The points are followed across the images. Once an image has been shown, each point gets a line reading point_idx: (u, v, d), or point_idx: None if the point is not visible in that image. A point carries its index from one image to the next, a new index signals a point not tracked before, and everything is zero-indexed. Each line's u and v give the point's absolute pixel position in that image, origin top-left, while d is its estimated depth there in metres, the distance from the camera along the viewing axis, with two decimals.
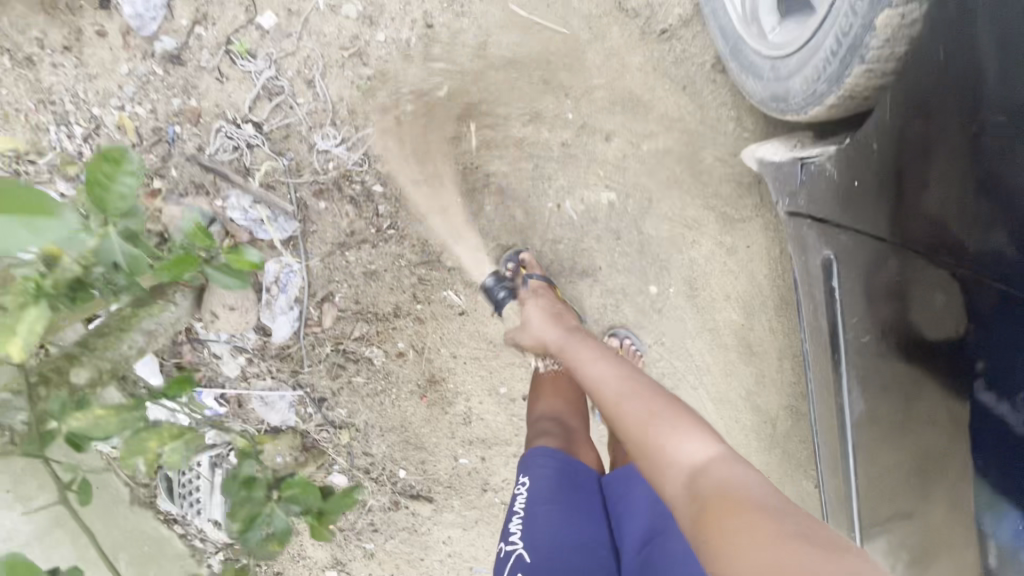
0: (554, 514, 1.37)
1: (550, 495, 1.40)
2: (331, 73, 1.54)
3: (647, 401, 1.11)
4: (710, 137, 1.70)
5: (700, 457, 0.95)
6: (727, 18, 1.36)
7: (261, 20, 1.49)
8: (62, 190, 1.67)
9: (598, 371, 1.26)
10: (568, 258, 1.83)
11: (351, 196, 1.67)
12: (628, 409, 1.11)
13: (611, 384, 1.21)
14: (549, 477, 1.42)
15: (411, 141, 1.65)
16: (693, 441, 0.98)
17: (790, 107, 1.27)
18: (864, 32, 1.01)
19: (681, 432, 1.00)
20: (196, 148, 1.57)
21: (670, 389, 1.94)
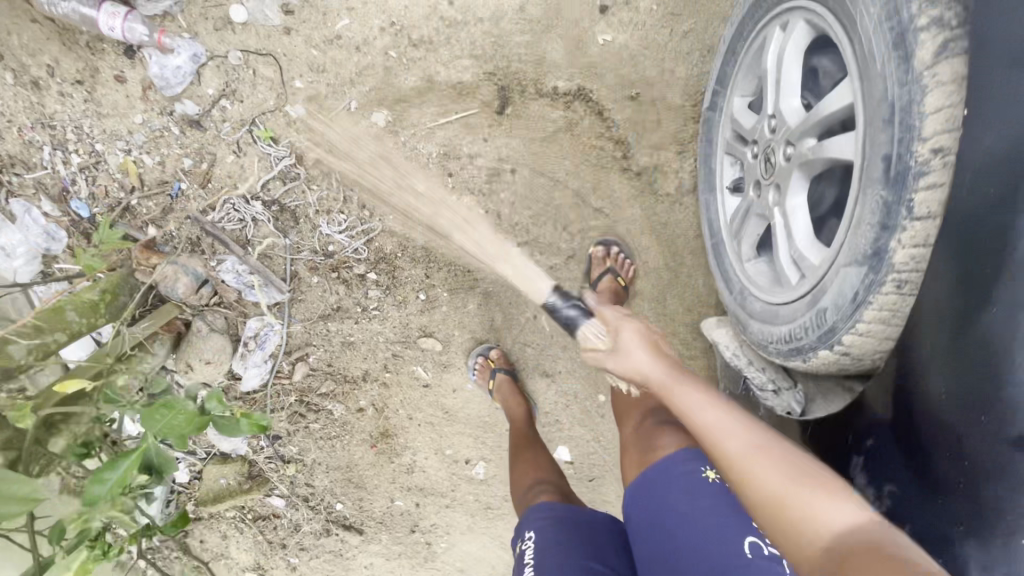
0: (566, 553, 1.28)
1: (558, 540, 1.31)
2: (348, 169, 1.60)
3: (748, 428, 0.92)
4: (685, 292, 1.79)
5: (845, 519, 0.78)
6: (718, 218, 1.48)
7: (290, 109, 1.53)
8: (47, 209, 1.65)
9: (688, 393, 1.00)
10: (533, 359, 2.00)
11: (344, 277, 1.75)
12: (724, 439, 0.91)
13: (709, 411, 0.96)
14: (552, 525, 1.35)
15: (411, 239, 1.73)
16: (821, 495, 0.81)
17: (747, 330, 1.31)
18: (811, 347, 1.00)
19: (810, 486, 0.83)
20: (199, 210, 1.60)
21: (599, 484, 2.14)
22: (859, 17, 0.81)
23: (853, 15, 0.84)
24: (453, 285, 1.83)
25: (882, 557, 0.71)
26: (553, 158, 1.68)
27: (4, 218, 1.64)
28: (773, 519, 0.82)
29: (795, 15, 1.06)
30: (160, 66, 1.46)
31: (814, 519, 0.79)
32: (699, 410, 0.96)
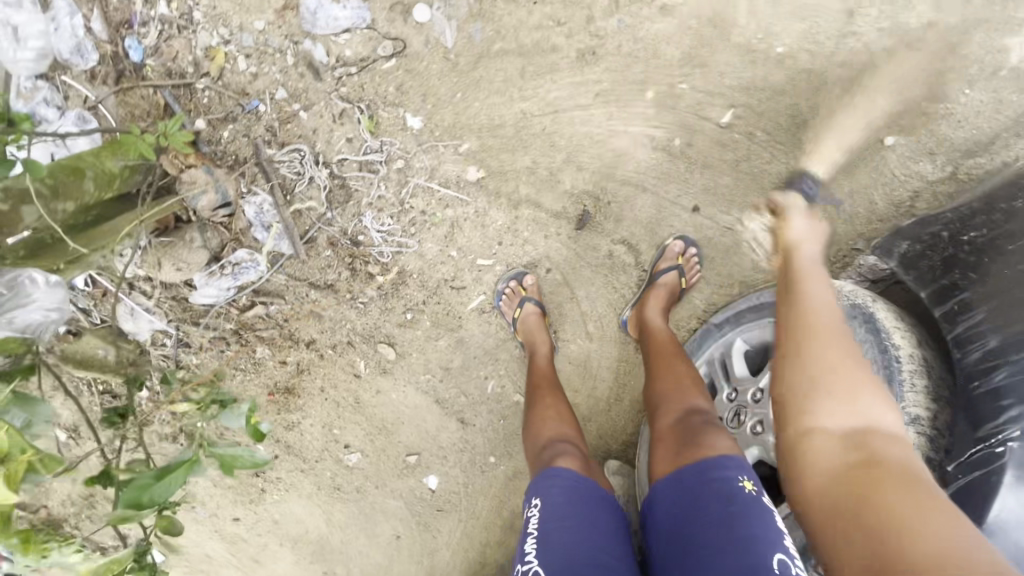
0: (565, 532, 1.29)
1: (563, 512, 1.34)
2: (420, 190, 1.63)
3: (847, 355, 0.99)
4: (612, 438, 2.00)
5: (846, 423, 0.93)
6: None
7: (408, 118, 1.54)
8: (91, 27, 1.45)
9: (819, 308, 1.06)
10: (461, 405, 2.17)
11: (353, 266, 1.75)
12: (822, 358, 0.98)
13: (829, 311, 1.06)
14: (560, 493, 1.39)
15: (430, 269, 1.79)
16: (844, 406, 0.94)
17: None
18: None
19: (855, 394, 0.94)
20: (264, 139, 1.53)
21: (443, 516, 2.39)
22: None
23: None
24: (438, 319, 1.92)
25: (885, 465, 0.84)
26: (580, 278, 1.85)
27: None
28: (803, 389, 0.98)
29: None
30: (317, 5, 1.44)
31: (837, 412, 0.94)
32: (819, 300, 1.08)
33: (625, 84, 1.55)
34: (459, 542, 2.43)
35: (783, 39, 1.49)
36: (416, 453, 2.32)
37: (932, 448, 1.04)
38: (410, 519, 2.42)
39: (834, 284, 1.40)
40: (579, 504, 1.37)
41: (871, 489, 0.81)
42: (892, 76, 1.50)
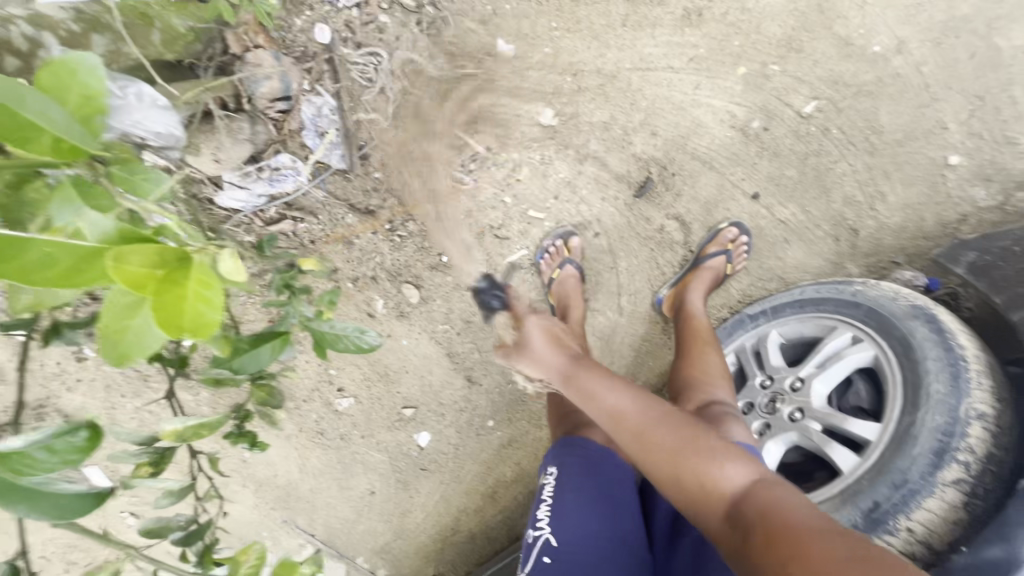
0: (580, 501, 1.21)
1: (580, 481, 1.25)
2: (491, 123, 1.59)
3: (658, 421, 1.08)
4: None
5: (729, 477, 0.98)
6: None
7: (500, 45, 1.54)
8: None
9: (611, 398, 1.15)
10: (472, 362, 2.04)
11: (400, 194, 1.65)
12: (660, 437, 1.06)
13: (639, 408, 1.12)
14: (579, 464, 1.28)
15: (480, 211, 1.71)
16: (692, 487, 1.00)
17: None
18: None
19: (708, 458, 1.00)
20: (343, 38, 1.46)
21: (425, 489, 2.18)
22: (923, 413, 1.13)
23: (918, 405, 1.15)
24: (472, 268, 1.83)
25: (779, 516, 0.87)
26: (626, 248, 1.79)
27: None
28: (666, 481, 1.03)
29: (868, 345, 1.39)
30: None
31: (703, 482, 0.99)
32: (623, 405, 1.14)
33: (718, 53, 1.55)
34: (436, 505, 2.20)
35: (881, 39, 1.53)
36: (413, 406, 2.10)
37: (995, 445, 1.06)
38: (390, 474, 2.17)
39: (891, 287, 1.44)
40: (597, 476, 1.27)
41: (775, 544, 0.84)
42: (970, 95, 1.55)
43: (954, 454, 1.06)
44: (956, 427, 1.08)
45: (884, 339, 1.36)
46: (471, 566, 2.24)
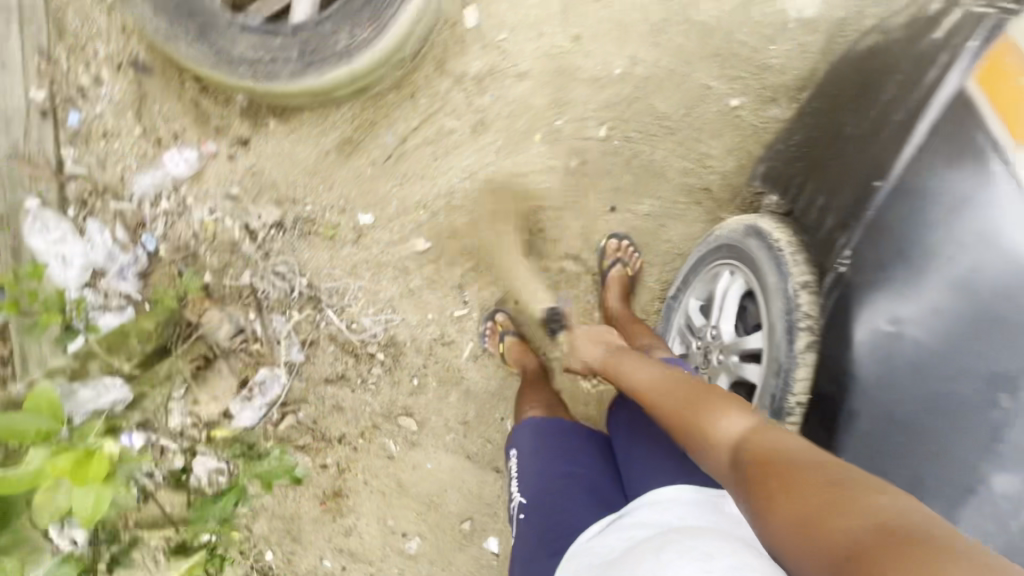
0: (537, 458, 1.33)
1: (533, 444, 1.38)
2: (390, 268, 1.99)
3: (692, 402, 1.13)
4: None
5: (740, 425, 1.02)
6: None
7: (360, 216, 1.94)
8: (116, 234, 1.87)
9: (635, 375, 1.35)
10: (492, 453, 2.17)
11: (355, 352, 2.04)
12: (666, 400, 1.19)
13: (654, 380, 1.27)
14: (532, 433, 1.41)
15: (419, 332, 2.06)
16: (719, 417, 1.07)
17: None
18: None
19: (714, 409, 1.07)
20: (263, 271, 1.93)
21: None
22: (771, 304, 1.30)
23: (767, 299, 1.33)
24: (443, 377, 2.10)
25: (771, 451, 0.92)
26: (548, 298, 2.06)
27: (71, 231, 1.84)
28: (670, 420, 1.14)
29: (738, 272, 1.59)
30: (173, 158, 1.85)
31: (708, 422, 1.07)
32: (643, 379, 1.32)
33: (517, 131, 1.92)
34: None
35: (618, 63, 1.89)
36: (469, 517, 2.18)
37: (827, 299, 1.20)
38: None
39: (731, 221, 1.68)
40: (547, 434, 1.38)
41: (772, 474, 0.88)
42: (712, 56, 1.88)
43: (795, 321, 1.21)
44: (791, 301, 1.24)
45: (741, 261, 1.57)
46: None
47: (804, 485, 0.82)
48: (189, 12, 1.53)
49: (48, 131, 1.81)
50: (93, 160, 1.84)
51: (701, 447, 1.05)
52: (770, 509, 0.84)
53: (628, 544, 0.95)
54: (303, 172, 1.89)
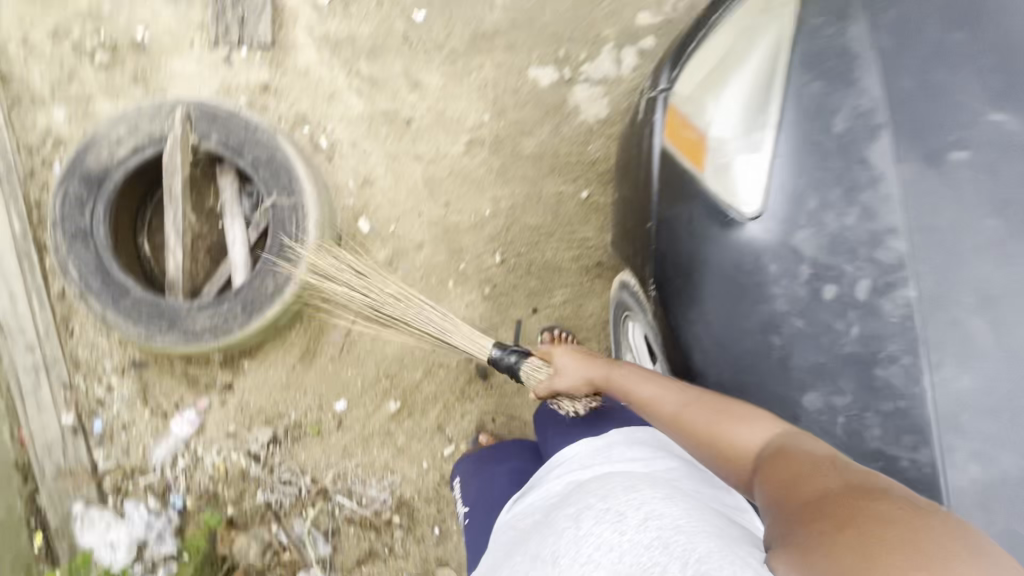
0: (473, 472, 1.53)
1: (471, 464, 1.58)
2: (376, 437, 2.27)
3: (721, 412, 1.05)
4: None
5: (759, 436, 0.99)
6: None
7: (336, 405, 2.26)
8: (151, 504, 2.20)
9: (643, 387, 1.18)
10: None
11: (374, 524, 2.23)
12: (691, 416, 1.08)
13: (669, 395, 1.13)
14: (470, 458, 1.62)
15: (421, 483, 2.26)
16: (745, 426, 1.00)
17: None
18: None
19: (735, 423, 1.02)
20: (275, 485, 2.22)
21: None
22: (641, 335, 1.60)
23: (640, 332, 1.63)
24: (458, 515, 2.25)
25: (788, 457, 0.91)
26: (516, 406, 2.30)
27: (114, 516, 2.20)
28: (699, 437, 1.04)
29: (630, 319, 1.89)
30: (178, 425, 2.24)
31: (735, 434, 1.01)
32: (657, 390, 1.16)
33: (432, 287, 2.33)
34: None
35: (486, 205, 2.35)
36: None
37: None
38: None
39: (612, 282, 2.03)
40: (481, 453, 1.59)
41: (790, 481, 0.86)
42: (552, 169, 2.35)
43: (648, 335, 1.50)
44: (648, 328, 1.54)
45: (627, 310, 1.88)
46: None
47: (792, 469, 0.88)
48: (160, 313, 2.03)
49: (81, 444, 2.23)
50: (120, 451, 2.24)
51: (721, 459, 1.01)
52: (765, 485, 0.89)
53: (547, 503, 1.09)
54: (280, 389, 2.26)
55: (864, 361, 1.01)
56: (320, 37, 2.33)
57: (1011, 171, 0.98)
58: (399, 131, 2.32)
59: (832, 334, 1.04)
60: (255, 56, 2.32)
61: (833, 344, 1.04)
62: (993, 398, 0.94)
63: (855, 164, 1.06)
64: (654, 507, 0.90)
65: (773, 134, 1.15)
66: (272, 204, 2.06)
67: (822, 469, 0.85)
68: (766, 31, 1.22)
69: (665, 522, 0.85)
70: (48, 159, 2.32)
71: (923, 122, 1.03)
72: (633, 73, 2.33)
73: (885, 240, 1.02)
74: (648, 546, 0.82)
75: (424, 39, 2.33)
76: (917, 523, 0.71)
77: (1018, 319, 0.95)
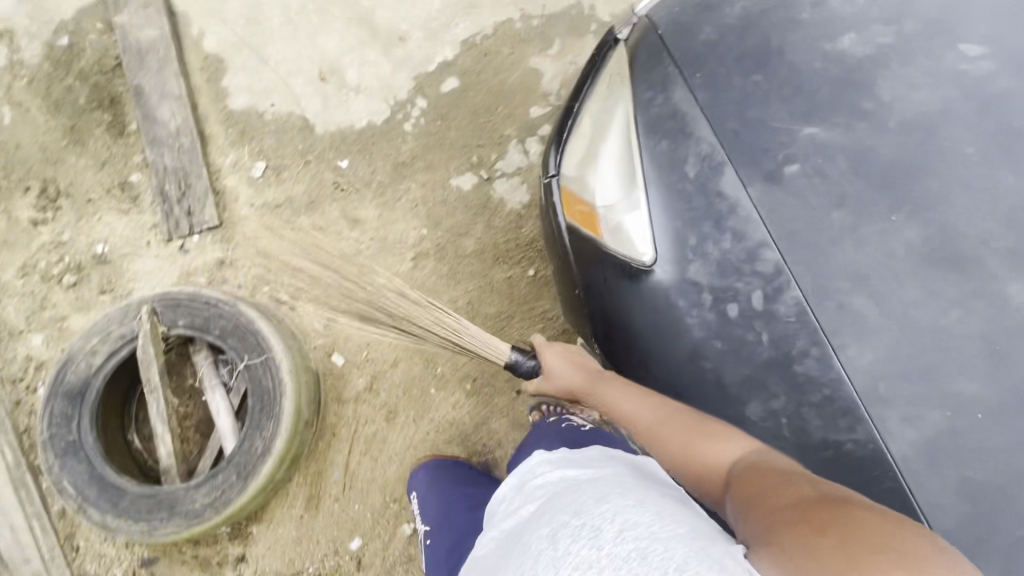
0: (431, 495, 2.10)
1: (430, 487, 2.11)
2: (398, 567, 2.25)
3: (693, 428, 1.14)
4: None
5: (732, 451, 1.05)
6: None
7: (351, 545, 2.26)
8: None
9: (626, 399, 1.32)
10: None
11: None
12: (660, 428, 1.20)
13: (643, 410, 1.26)
14: (426, 476, 2.16)
15: None
16: (719, 443, 1.07)
17: None
18: None
19: (710, 439, 1.09)
20: None
21: None
22: None
23: None
24: None
25: (759, 470, 0.96)
26: None
27: None
28: (675, 447, 1.14)
29: None
30: None
31: (709, 449, 1.08)
32: (632, 404, 1.30)
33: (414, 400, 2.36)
34: None
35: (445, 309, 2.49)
36: None
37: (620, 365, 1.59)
38: None
39: None
40: (438, 481, 2.13)
41: (761, 492, 0.90)
42: (495, 260, 2.52)
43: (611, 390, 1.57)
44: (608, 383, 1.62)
45: None
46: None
47: (773, 485, 0.90)
48: (158, 503, 2.06)
49: None
50: None
51: (688, 470, 1.11)
52: (743, 497, 0.92)
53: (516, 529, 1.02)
54: (293, 545, 2.26)
55: (783, 362, 1.11)
56: (261, 207, 2.58)
57: (836, 171, 1.16)
58: (350, 266, 2.51)
59: (748, 347, 1.14)
60: (208, 239, 2.56)
61: (753, 354, 1.14)
62: (900, 369, 1.05)
63: (716, 199, 1.21)
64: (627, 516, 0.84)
65: (644, 194, 1.31)
66: (245, 366, 2.16)
67: (788, 482, 0.89)
68: (619, 113, 1.43)
69: (641, 531, 0.79)
70: (31, 384, 2.45)
71: (754, 151, 1.21)
72: (542, 158, 2.58)
73: (760, 254, 1.15)
74: (625, 559, 0.74)
75: (353, 182, 2.58)
76: (884, 527, 0.74)
77: (889, 290, 1.08)
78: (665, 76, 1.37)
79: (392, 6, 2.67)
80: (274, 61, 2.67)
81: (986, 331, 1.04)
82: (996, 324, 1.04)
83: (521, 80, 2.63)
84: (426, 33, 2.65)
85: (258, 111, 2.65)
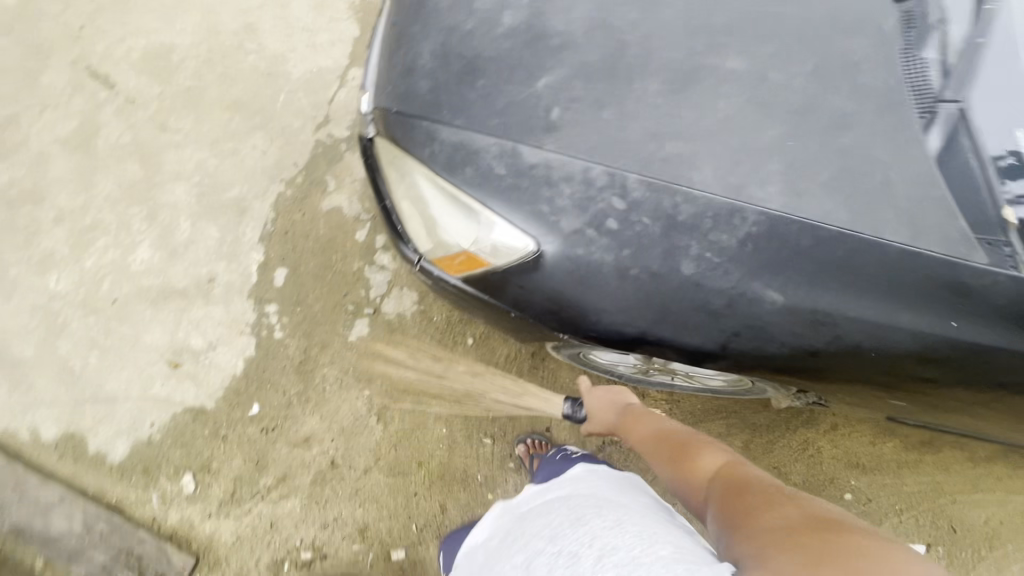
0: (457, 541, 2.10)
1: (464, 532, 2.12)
2: None
3: (707, 450, 1.52)
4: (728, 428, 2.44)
5: (737, 466, 1.41)
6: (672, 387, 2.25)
7: None
8: None
9: (665, 423, 1.74)
10: None
11: None
12: (683, 437, 1.63)
13: (675, 431, 1.68)
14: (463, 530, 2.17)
15: None
16: (725, 459, 1.46)
17: (745, 385, 2.00)
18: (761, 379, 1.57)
19: (718, 457, 1.48)
20: None
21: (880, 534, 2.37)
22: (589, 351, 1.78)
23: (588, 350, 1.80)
24: None
25: (748, 483, 1.29)
26: None
27: None
28: (682, 450, 1.57)
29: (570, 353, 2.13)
30: None
31: (714, 462, 1.46)
32: (666, 424, 1.74)
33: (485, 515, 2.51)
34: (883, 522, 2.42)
35: (437, 432, 2.54)
36: None
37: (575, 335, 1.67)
38: None
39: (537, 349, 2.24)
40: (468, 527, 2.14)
41: (750, 505, 1.19)
42: (436, 361, 2.59)
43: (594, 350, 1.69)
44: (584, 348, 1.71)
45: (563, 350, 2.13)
46: (928, 445, 2.48)
47: (764, 504, 1.16)
48: None
49: None
50: None
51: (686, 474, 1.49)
52: (727, 503, 1.25)
53: (537, 530, 1.48)
54: None
55: (671, 223, 1.34)
56: (221, 510, 2.43)
57: (582, 91, 1.43)
58: (336, 478, 2.47)
59: (642, 234, 1.35)
60: None
61: (649, 235, 1.35)
62: (729, 161, 1.33)
63: (531, 169, 1.43)
64: (609, 542, 1.26)
65: (487, 209, 1.47)
66: None
67: (775, 496, 1.20)
68: (419, 175, 1.58)
69: (620, 559, 1.19)
70: None
71: (526, 123, 1.45)
72: (397, 262, 2.71)
73: (591, 176, 1.38)
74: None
75: (276, 417, 2.52)
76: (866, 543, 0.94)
77: (680, 125, 1.37)
78: (427, 129, 1.56)
79: (180, 264, 2.68)
80: (122, 389, 2.53)
81: (745, 99, 1.36)
82: (745, 88, 1.37)
83: (330, 225, 2.76)
84: (226, 258, 2.70)
85: (144, 441, 2.49)
